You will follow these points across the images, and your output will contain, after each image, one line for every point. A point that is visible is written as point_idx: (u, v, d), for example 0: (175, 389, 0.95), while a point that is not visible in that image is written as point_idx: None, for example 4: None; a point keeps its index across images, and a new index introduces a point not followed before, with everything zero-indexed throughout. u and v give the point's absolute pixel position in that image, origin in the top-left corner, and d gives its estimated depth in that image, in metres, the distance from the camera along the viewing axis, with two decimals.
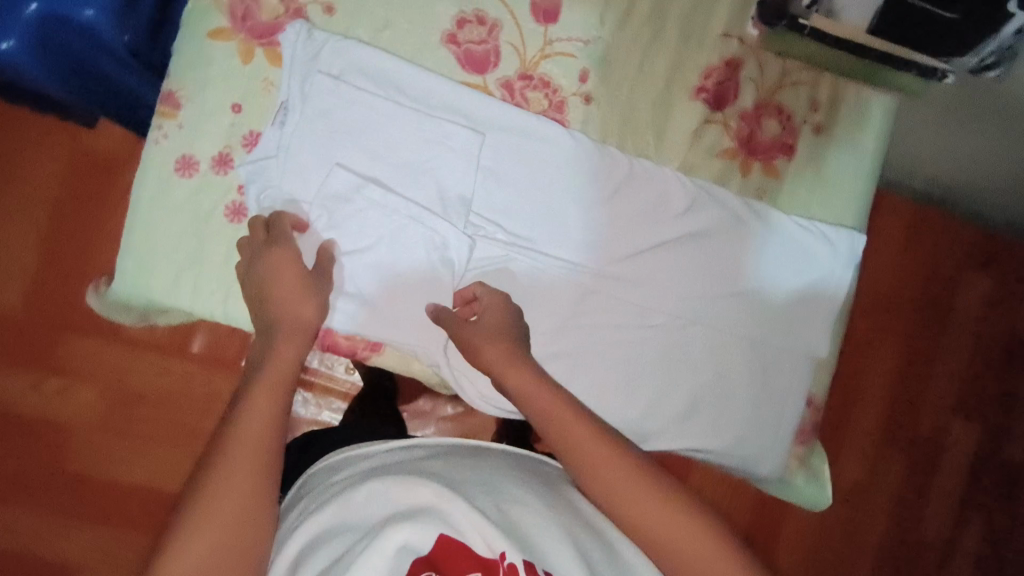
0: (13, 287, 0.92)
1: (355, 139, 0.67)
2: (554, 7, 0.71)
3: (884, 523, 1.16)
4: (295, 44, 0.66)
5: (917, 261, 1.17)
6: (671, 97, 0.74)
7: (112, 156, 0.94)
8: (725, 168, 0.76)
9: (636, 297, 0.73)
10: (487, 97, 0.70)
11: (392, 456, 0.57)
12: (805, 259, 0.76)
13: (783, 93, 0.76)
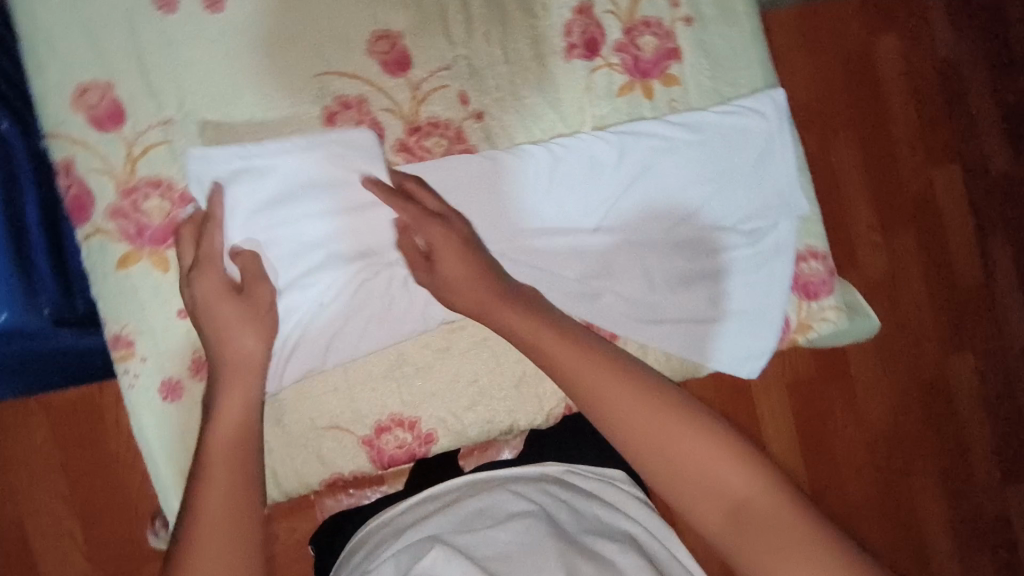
0: (73, 561, 0.91)
1: (301, 267, 0.66)
2: (402, 55, 0.71)
3: (918, 278, 1.36)
4: None
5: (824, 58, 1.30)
6: (550, 70, 0.74)
7: (91, 407, 0.92)
8: (632, 101, 0.75)
9: (622, 260, 0.73)
10: (389, 168, 0.69)
11: (414, 517, 0.58)
12: (743, 138, 0.76)
13: (641, 8, 0.76)
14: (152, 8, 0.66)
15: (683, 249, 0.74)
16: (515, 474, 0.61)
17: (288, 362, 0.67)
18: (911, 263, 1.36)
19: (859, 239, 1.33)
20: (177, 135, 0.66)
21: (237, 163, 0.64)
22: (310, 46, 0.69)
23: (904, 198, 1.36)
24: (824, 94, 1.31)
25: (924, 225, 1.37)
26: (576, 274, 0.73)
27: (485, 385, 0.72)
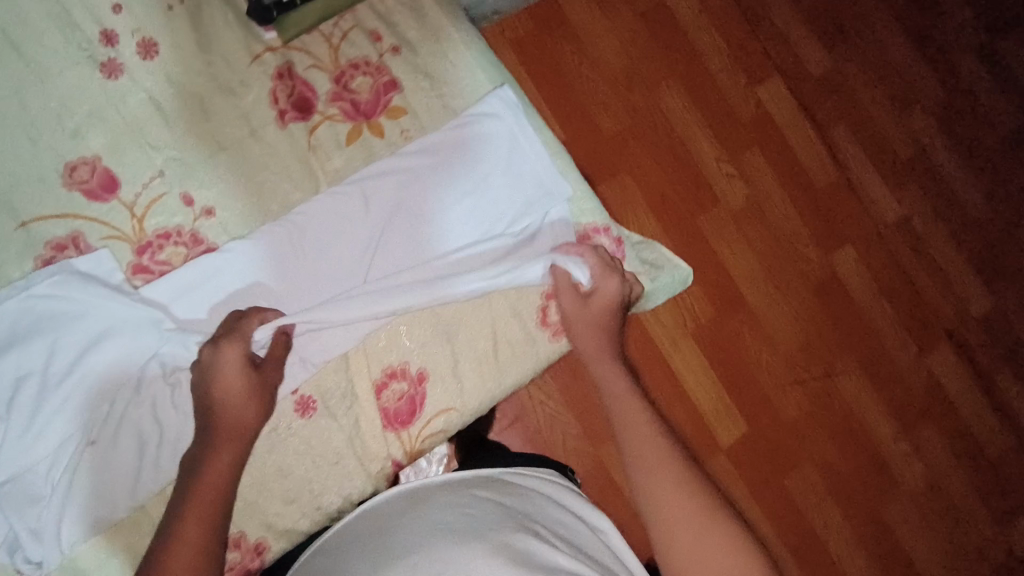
0: None
1: (64, 425, 0.63)
2: (106, 177, 0.67)
3: (779, 194, 1.30)
4: None
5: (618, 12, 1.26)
6: (270, 144, 0.72)
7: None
8: (363, 146, 0.74)
9: (400, 302, 0.72)
10: (121, 296, 0.66)
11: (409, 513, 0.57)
12: (485, 146, 0.75)
13: (344, 52, 0.74)
14: None
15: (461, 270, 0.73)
16: (471, 478, 0.62)
17: (74, 523, 0.63)
18: (773, 184, 1.30)
19: (711, 176, 1.27)
20: None
21: None
22: (4, 201, 0.65)
23: (746, 126, 1.30)
24: (628, 55, 1.26)
25: (775, 144, 1.31)
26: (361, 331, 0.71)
27: (304, 471, 0.69)
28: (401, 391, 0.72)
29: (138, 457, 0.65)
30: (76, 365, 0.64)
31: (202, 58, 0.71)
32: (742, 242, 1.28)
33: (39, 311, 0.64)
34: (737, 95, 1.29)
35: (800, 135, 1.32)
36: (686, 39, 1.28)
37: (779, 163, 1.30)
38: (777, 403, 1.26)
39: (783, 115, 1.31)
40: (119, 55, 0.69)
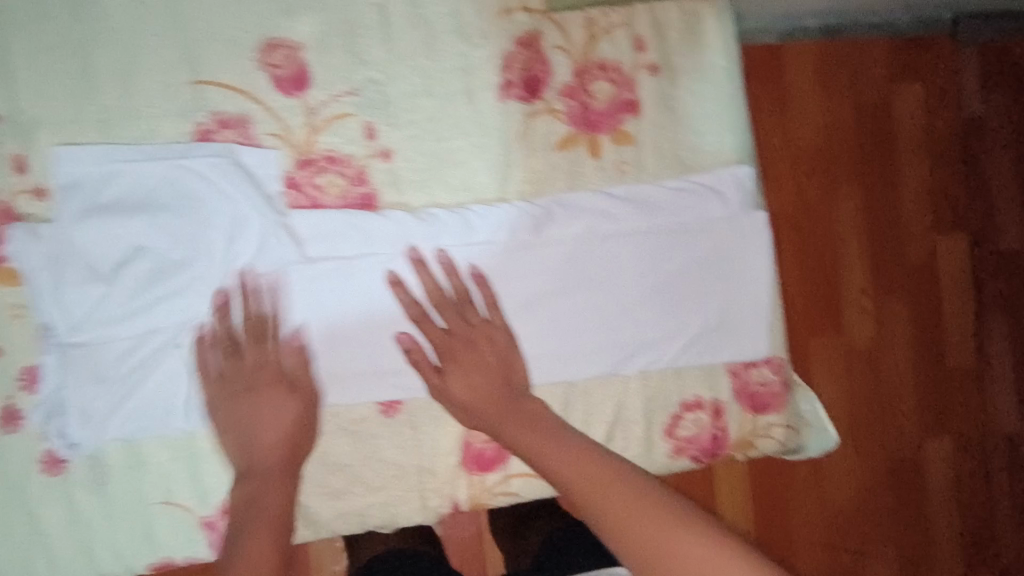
0: None
1: (162, 318, 0.57)
2: (300, 72, 0.59)
3: (903, 354, 1.13)
4: (32, 257, 0.55)
5: (841, 94, 1.07)
6: (478, 109, 0.62)
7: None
8: (572, 159, 0.63)
9: (530, 340, 0.64)
10: (271, 213, 0.58)
11: None
12: (703, 227, 0.65)
13: (600, 48, 0.64)
14: None
15: (616, 342, 0.65)
16: None
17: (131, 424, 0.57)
18: (904, 343, 1.13)
19: (846, 303, 1.10)
20: (8, 137, 0.54)
21: (107, 167, 0.56)
22: (186, 47, 0.56)
23: (906, 269, 1.13)
24: (828, 138, 1.07)
25: (925, 298, 1.13)
26: None
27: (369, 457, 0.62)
28: None
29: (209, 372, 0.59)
30: (197, 262, 0.57)
31: None
32: (843, 385, 1.11)
33: (185, 186, 0.57)
34: (917, 236, 1.12)
35: (957, 303, 1.14)
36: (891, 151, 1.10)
37: (925, 325, 1.13)
38: (798, 559, 1.10)
39: (953, 279, 1.14)
40: None
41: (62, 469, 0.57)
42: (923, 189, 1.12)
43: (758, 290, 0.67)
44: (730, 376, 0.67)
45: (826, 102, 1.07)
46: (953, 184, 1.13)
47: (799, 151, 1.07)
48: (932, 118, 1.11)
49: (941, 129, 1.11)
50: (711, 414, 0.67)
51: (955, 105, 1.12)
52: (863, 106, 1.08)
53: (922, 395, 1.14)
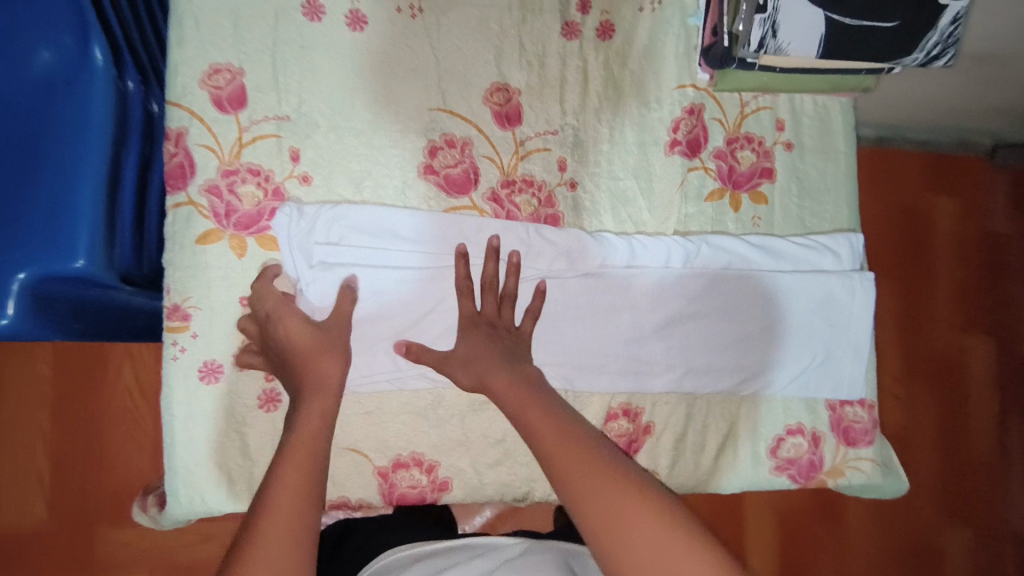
0: (38, 509, 0.93)
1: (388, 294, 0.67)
2: (516, 111, 0.73)
3: (932, 438, 1.32)
4: (289, 225, 0.65)
5: (895, 204, 1.32)
6: (649, 159, 0.76)
7: (96, 388, 0.95)
8: (716, 209, 0.77)
9: (660, 355, 0.73)
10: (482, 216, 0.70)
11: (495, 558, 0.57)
12: (825, 282, 0.76)
13: (747, 123, 0.78)
14: (298, 12, 0.69)
15: (742, 366, 0.74)
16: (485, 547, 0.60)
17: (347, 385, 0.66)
18: (933, 428, 1.32)
19: (885, 393, 1.31)
20: (289, 132, 0.68)
21: (359, 166, 0.69)
22: (434, 83, 0.71)
23: (939, 359, 1.33)
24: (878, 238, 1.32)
25: (952, 388, 1.33)
26: (627, 368, 0.72)
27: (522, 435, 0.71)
28: (626, 430, 0.74)
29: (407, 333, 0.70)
30: (419, 251, 0.68)
31: (640, 62, 0.76)
32: None
33: (418, 189, 0.71)
34: (949, 336, 1.33)
35: (983, 397, 1.34)
36: (929, 258, 1.33)
37: (954, 414, 1.33)
38: None
39: (983, 375, 1.34)
40: (583, 24, 0.75)
41: (273, 407, 0.67)
42: (960, 293, 1.34)
43: (861, 337, 0.77)
44: (829, 410, 0.77)
45: (884, 207, 1.32)
46: (986, 293, 1.35)
47: None
48: (969, 231, 1.36)
49: (975, 243, 1.35)
50: (811, 441, 0.76)
51: (990, 224, 1.36)
52: (910, 215, 1.33)
53: (947, 476, 1.32)
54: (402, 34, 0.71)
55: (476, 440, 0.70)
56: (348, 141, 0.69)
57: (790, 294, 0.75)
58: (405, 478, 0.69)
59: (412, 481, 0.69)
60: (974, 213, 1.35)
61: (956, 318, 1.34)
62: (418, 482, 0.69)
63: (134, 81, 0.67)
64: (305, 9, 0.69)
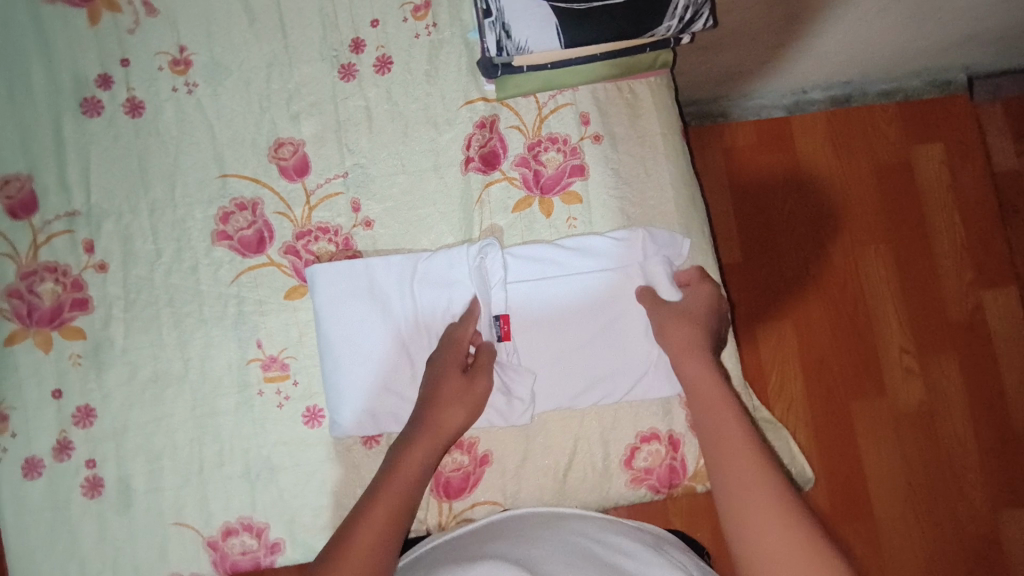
0: None
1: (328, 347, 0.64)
2: (302, 161, 0.73)
3: (958, 409, 1.19)
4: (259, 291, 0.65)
5: (857, 164, 1.23)
6: (446, 180, 0.74)
7: None
8: (526, 218, 0.73)
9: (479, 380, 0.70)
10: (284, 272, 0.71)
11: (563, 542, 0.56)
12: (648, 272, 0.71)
13: (548, 124, 0.75)
14: (78, 112, 0.73)
15: (595, 372, 0.70)
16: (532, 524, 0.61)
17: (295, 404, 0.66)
18: (957, 397, 1.19)
19: (890, 365, 1.19)
20: (81, 226, 0.71)
21: (153, 244, 0.71)
22: (218, 151, 0.73)
23: (951, 323, 1.21)
24: (845, 203, 1.22)
25: (972, 351, 1.20)
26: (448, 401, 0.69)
27: (349, 481, 0.69)
28: (460, 463, 0.70)
29: (230, 395, 0.70)
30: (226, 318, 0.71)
31: (423, 88, 0.75)
32: (898, 452, 1.18)
33: (214, 256, 0.72)
34: (956, 295, 1.21)
35: (1012, 355, 1.20)
36: (914, 214, 1.22)
37: (980, 380, 1.20)
38: None
39: (1005, 331, 1.20)
40: (358, 63, 0.75)
41: (97, 492, 0.68)
42: (957, 246, 1.22)
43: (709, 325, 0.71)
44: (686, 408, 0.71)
45: (845, 170, 1.22)
46: (993, 240, 1.22)
47: (816, 215, 1.22)
48: (955, 177, 1.23)
49: (965, 188, 1.23)
50: (669, 445, 0.70)
51: (977, 165, 1.23)
52: (878, 173, 1.23)
53: (986, 450, 1.18)
54: (182, 111, 0.74)
55: (305, 496, 0.69)
56: (140, 222, 0.71)
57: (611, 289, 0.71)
58: (237, 542, 0.68)
59: (244, 546, 0.68)
60: (953, 157, 1.23)
61: (962, 274, 1.21)
62: (251, 546, 0.68)
63: None
64: (84, 108, 0.73)
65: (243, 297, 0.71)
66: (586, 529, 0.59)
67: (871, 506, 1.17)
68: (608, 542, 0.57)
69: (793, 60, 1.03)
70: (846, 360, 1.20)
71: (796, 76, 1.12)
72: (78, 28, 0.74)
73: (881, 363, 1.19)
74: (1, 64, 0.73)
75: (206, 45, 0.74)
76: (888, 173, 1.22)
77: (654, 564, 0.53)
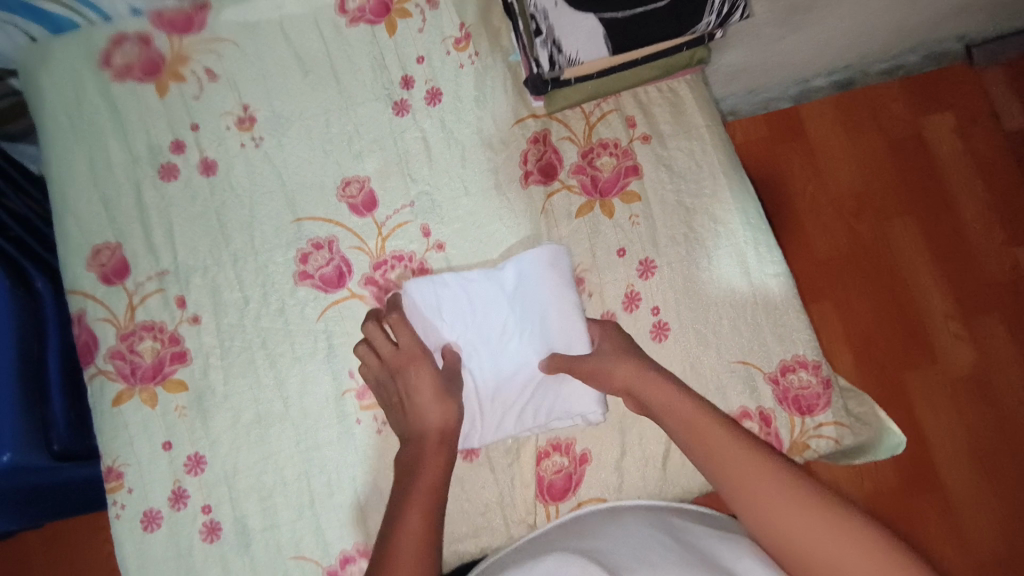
0: None
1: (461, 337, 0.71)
2: (370, 197, 0.77)
3: (1013, 368, 1.18)
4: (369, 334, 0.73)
5: (873, 141, 1.26)
6: (507, 197, 0.77)
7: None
8: (589, 221, 0.76)
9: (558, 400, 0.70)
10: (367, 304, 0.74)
11: (626, 530, 0.59)
12: (707, 253, 0.76)
13: (598, 131, 0.78)
14: (156, 178, 0.77)
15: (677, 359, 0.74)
16: (595, 515, 0.64)
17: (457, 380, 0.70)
18: (1010, 356, 1.19)
19: (937, 333, 1.20)
20: (171, 283, 0.74)
21: (240, 291, 0.75)
22: (289, 197, 0.77)
23: (990, 284, 1.22)
24: (867, 180, 1.25)
25: (1016, 308, 1.21)
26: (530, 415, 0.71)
27: (455, 495, 0.71)
28: (561, 465, 0.72)
29: (330, 427, 0.72)
30: (320, 353, 0.74)
31: (474, 113, 0.79)
32: (960, 418, 1.17)
33: (298, 296, 0.75)
34: (990, 256, 1.22)
35: None
36: (935, 182, 1.25)
37: None
38: None
39: None
40: (410, 98, 0.79)
41: (216, 536, 0.70)
42: (983, 207, 1.24)
43: (774, 297, 0.75)
44: (770, 384, 0.73)
45: (862, 149, 1.26)
46: (1018, 198, 1.24)
47: (842, 196, 1.24)
48: (969, 142, 1.26)
49: (981, 151, 1.26)
50: (761, 422, 0.72)
51: (989, 128, 1.26)
52: (895, 148, 1.26)
53: None
54: (251, 165, 0.78)
55: None
56: (225, 273, 0.75)
57: (680, 276, 0.75)
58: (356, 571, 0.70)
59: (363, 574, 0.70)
60: (964, 126, 1.26)
61: (992, 234, 1.23)
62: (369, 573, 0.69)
63: (43, 280, 0.77)
64: (161, 173, 0.77)
65: (331, 331, 0.74)
66: (655, 515, 0.62)
67: (943, 475, 1.15)
68: (671, 529, 0.59)
69: (799, 49, 1.07)
70: (893, 333, 1.20)
71: (805, 64, 1.15)
72: (147, 99, 0.78)
73: (929, 332, 1.20)
74: (80, 142, 0.77)
75: (266, 100, 0.79)
76: (904, 146, 1.25)
77: (723, 551, 0.55)
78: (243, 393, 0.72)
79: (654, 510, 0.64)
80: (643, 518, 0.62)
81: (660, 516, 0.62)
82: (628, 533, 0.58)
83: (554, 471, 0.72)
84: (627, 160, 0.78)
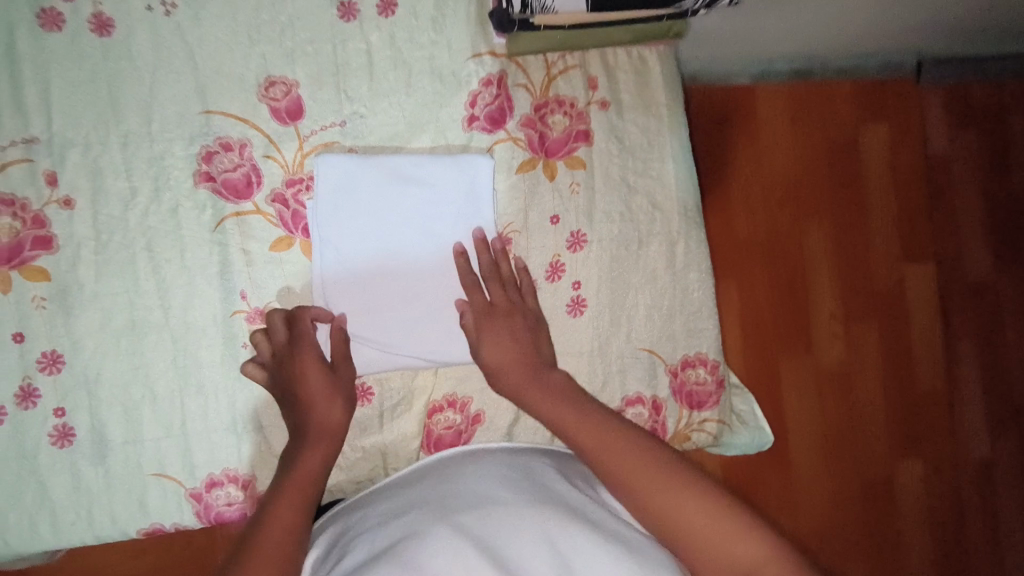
0: None
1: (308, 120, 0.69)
2: (295, 104, 0.69)
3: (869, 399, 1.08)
4: (198, 102, 0.67)
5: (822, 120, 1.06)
6: (447, 138, 0.71)
7: None
8: (530, 180, 0.73)
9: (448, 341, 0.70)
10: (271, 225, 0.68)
11: (483, 471, 0.57)
12: (639, 235, 0.75)
13: (556, 85, 0.73)
14: (33, 23, 0.64)
15: (586, 338, 0.74)
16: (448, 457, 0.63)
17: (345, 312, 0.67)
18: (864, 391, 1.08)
19: (822, 334, 1.06)
20: (40, 155, 0.64)
21: (124, 180, 0.65)
22: (200, 83, 0.67)
23: (873, 305, 1.08)
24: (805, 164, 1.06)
25: (883, 341, 1.09)
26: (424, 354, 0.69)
27: None
28: (452, 421, 0.72)
29: (214, 347, 0.67)
30: (212, 267, 0.67)
31: (427, 35, 0.71)
32: (829, 427, 1.07)
33: (198, 199, 0.67)
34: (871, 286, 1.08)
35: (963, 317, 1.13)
36: (837, 191, 1.07)
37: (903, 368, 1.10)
38: None
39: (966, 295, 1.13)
40: (359, 1, 0.70)
41: (68, 441, 0.65)
42: (888, 229, 1.09)
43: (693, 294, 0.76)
44: (670, 375, 0.76)
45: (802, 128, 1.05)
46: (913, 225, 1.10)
47: (759, 183, 1.05)
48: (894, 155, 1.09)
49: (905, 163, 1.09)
50: (652, 409, 0.75)
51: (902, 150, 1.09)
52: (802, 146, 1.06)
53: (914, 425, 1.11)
54: (158, 34, 0.66)
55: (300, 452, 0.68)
56: (110, 156, 0.65)
57: (606, 255, 0.74)
58: (222, 493, 0.68)
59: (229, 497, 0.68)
60: (897, 144, 1.09)
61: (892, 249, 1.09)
62: (235, 496, 0.68)
63: None
64: (41, 20, 0.64)
65: (226, 245, 0.67)
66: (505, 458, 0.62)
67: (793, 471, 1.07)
68: (531, 473, 0.58)
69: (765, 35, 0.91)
70: (791, 335, 1.06)
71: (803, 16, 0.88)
72: None
73: (784, 359, 1.05)
74: None
75: None
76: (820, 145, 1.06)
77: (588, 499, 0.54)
78: (114, 298, 0.65)
79: (521, 455, 0.63)
80: (504, 463, 0.60)
81: (515, 460, 0.61)
82: (483, 476, 0.56)
83: (445, 426, 0.72)
84: (580, 123, 0.74)
